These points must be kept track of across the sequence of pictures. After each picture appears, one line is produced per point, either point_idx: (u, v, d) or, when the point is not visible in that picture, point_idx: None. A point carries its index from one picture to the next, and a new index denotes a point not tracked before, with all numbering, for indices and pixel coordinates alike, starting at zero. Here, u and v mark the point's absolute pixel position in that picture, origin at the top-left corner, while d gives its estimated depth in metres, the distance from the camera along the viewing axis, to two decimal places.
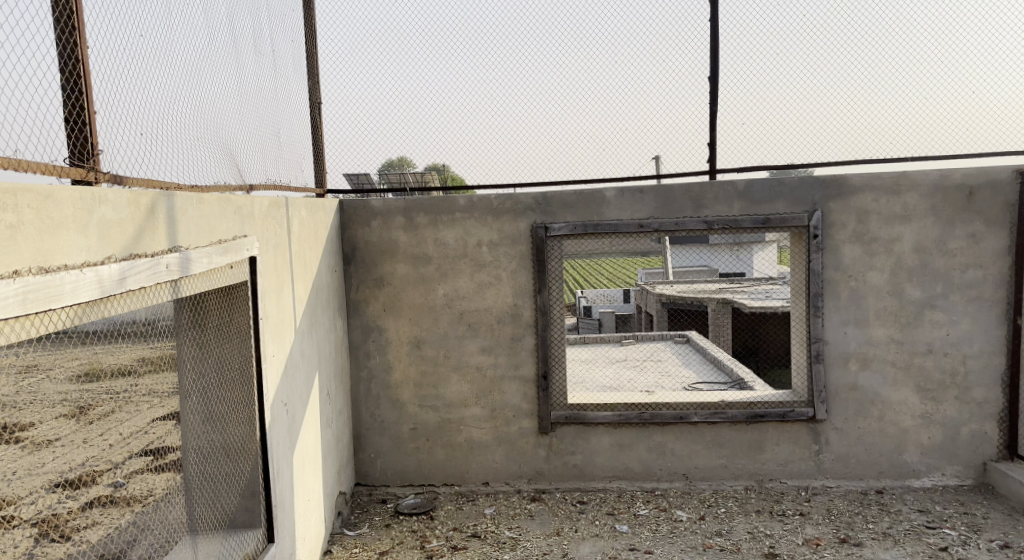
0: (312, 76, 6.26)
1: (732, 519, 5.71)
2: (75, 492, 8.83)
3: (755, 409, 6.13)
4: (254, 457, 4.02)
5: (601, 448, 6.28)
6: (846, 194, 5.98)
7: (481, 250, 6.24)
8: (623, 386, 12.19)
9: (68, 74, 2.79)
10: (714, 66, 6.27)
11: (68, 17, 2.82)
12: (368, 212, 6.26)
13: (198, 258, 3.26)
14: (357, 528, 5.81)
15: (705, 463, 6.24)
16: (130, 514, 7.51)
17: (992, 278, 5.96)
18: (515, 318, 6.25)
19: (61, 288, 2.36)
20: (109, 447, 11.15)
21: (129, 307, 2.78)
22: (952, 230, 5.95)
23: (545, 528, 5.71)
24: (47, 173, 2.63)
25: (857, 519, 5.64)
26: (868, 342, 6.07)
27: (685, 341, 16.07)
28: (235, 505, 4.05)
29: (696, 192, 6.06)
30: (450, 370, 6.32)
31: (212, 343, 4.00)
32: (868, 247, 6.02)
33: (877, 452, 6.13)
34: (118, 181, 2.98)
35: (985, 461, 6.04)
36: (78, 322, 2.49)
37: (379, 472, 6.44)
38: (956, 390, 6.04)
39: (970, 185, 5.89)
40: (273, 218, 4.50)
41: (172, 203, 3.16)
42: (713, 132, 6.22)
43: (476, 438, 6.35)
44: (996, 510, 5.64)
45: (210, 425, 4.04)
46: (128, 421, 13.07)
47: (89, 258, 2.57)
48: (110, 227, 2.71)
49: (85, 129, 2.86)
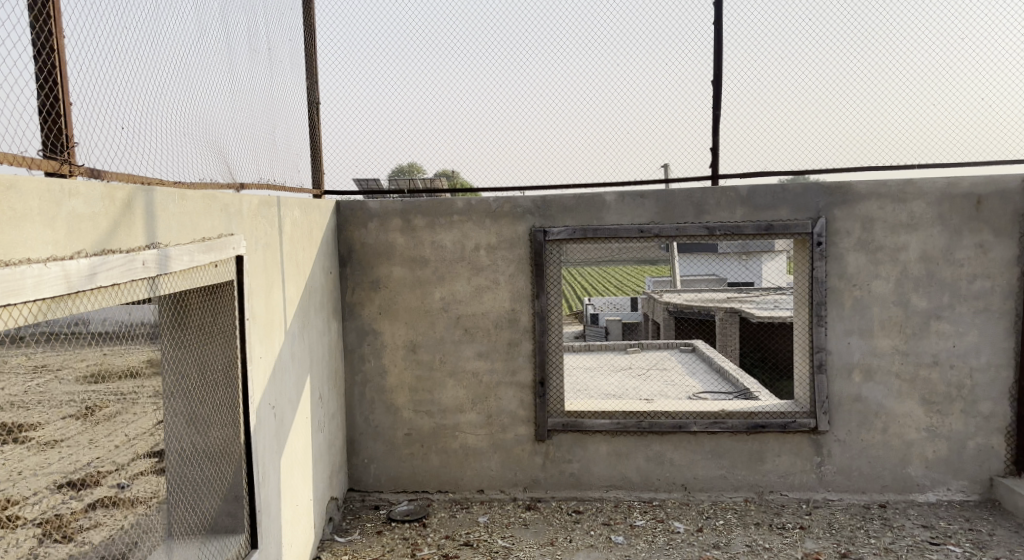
0: (311, 75, 6.19)
1: (731, 532, 5.59)
2: (80, 493, 8.79)
3: (755, 419, 6.01)
4: (236, 461, 3.92)
5: (599, 456, 6.17)
6: (850, 202, 5.87)
7: (478, 253, 6.15)
8: (628, 394, 12.12)
9: (42, 64, 2.72)
10: (718, 69, 6.18)
11: (42, 5, 2.74)
12: (366, 213, 6.19)
13: (178, 255, 3.18)
14: (348, 535, 5.71)
15: (704, 474, 6.12)
16: (133, 516, 7.45)
17: (1001, 288, 5.83)
18: (512, 323, 6.16)
19: (23, 282, 2.27)
20: (116, 448, 11.13)
21: (100, 304, 2.69)
22: (959, 240, 5.82)
23: (539, 538, 5.60)
24: (16, 164, 2.55)
25: (859, 534, 5.51)
26: (872, 353, 5.95)
27: (692, 350, 15.95)
28: (216, 510, 3.96)
29: (698, 197, 5.96)
30: (446, 375, 6.23)
31: (194, 344, 3.90)
32: (873, 256, 5.90)
33: (879, 466, 5.99)
34: (95, 175, 2.91)
35: (991, 476, 5.89)
36: (43, 318, 2.41)
37: (373, 477, 6.34)
38: (962, 403, 5.90)
39: (978, 194, 5.77)
40: (262, 217, 4.42)
41: (152, 198, 3.09)
42: (716, 137, 6.12)
43: (471, 444, 6.24)
44: (1002, 526, 5.50)
45: (191, 427, 3.95)
46: (134, 422, 13.04)
47: (56, 253, 2.49)
48: (81, 221, 2.63)
49: (60, 120, 2.78)
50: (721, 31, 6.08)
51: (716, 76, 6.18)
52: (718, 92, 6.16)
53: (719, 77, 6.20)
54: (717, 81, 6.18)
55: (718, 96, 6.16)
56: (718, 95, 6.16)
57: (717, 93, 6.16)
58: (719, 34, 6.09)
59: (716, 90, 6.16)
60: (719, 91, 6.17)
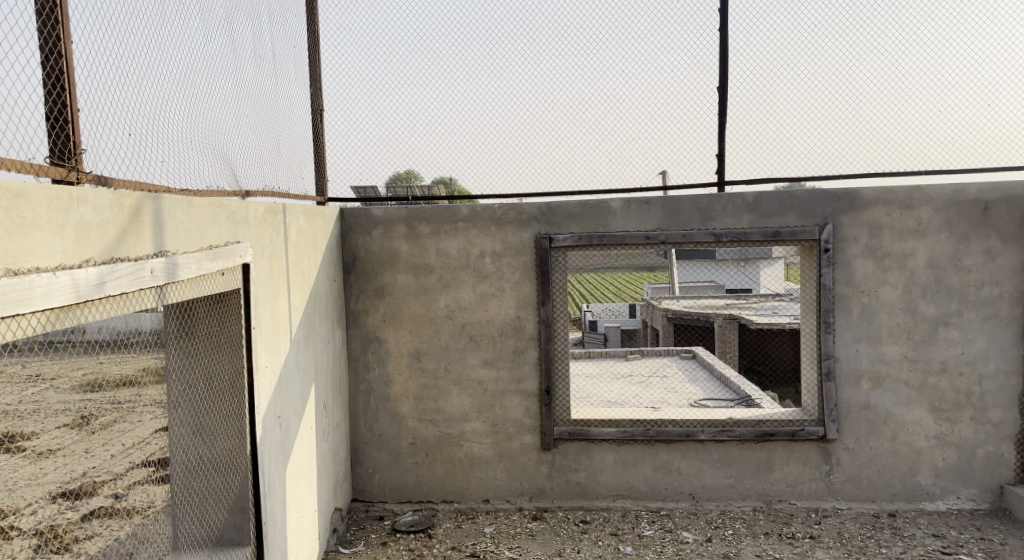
0: (314, 82, 6.15)
1: (739, 542, 5.53)
2: (76, 503, 8.67)
3: (763, 427, 5.96)
4: (242, 473, 3.86)
5: (605, 465, 6.11)
6: (858, 208, 5.84)
7: (483, 260, 6.10)
8: (628, 402, 12.07)
9: (49, 69, 2.67)
10: (724, 76, 6.16)
11: (50, 10, 2.70)
12: (370, 220, 6.14)
13: (187, 263, 3.13)
14: (353, 546, 5.64)
15: (712, 482, 6.06)
16: (130, 527, 7.36)
17: (1009, 295, 5.79)
18: (518, 330, 6.11)
19: (32, 292, 2.21)
20: (111, 458, 11.01)
21: (107, 313, 2.63)
22: (967, 246, 5.79)
23: (546, 549, 5.53)
24: (23, 171, 2.50)
25: (870, 543, 5.46)
26: (880, 360, 5.90)
27: (691, 357, 15.89)
28: (222, 522, 3.91)
29: (705, 204, 5.92)
30: (450, 384, 6.17)
31: (201, 352, 3.84)
32: (881, 262, 5.86)
33: (889, 474, 5.94)
34: (103, 182, 2.86)
35: (1001, 485, 5.84)
36: (51, 328, 2.35)
37: (377, 487, 6.28)
38: (971, 411, 5.86)
39: (986, 200, 5.74)
40: (268, 224, 4.37)
41: (160, 205, 3.04)
42: (722, 143, 6.09)
43: (476, 453, 6.18)
44: (1014, 535, 5.44)
45: (198, 438, 3.89)
46: (130, 432, 12.92)
47: (65, 262, 2.44)
48: (89, 229, 2.57)
49: (67, 127, 2.73)
50: (726, 37, 6.06)
51: (722, 82, 6.15)
52: (723, 99, 6.13)
53: (724, 84, 6.17)
54: (723, 88, 6.16)
55: (724, 103, 6.14)
56: (724, 101, 6.13)
57: (722, 99, 6.13)
58: (724, 40, 6.06)
59: (721, 97, 6.13)
60: (724, 97, 6.14)
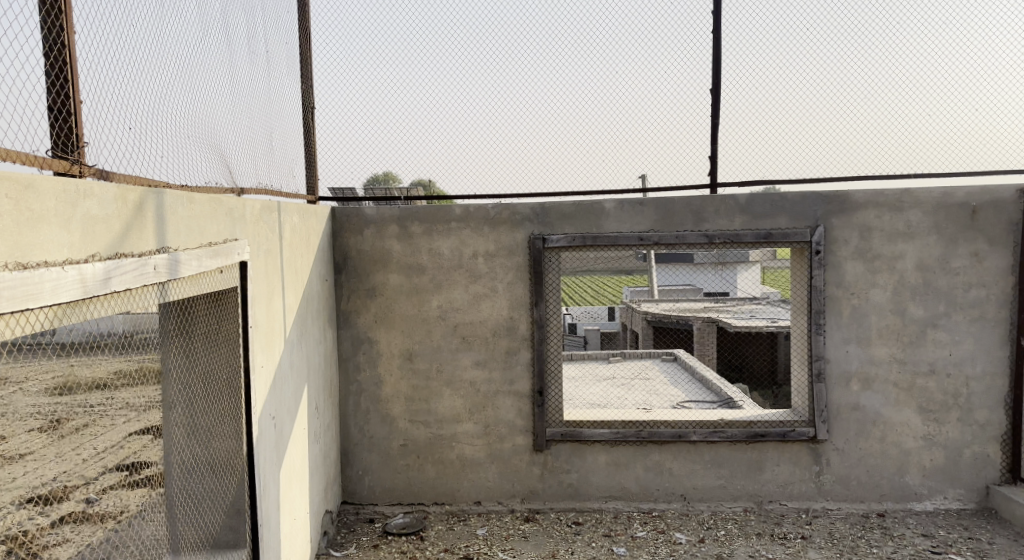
0: (306, 79, 6.08)
1: (732, 542, 5.54)
2: (47, 509, 8.48)
3: (755, 428, 5.99)
4: (239, 475, 3.79)
5: (597, 466, 6.10)
6: (849, 211, 5.89)
7: (476, 260, 6.07)
8: (611, 404, 12.08)
9: (53, 59, 2.61)
10: (716, 78, 6.18)
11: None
12: (362, 219, 6.09)
13: (189, 259, 3.06)
14: (345, 549, 5.59)
15: (704, 483, 6.07)
16: (103, 532, 7.22)
17: (995, 297, 5.87)
18: (511, 331, 6.08)
19: (40, 285, 2.15)
20: (81, 462, 10.77)
21: (111, 309, 2.57)
22: (955, 249, 5.86)
23: (540, 550, 5.50)
24: (28, 163, 2.44)
25: (861, 543, 5.49)
26: (870, 362, 5.95)
27: (673, 359, 15.97)
28: (219, 525, 3.84)
29: (697, 205, 5.94)
30: (442, 385, 6.13)
31: (200, 351, 3.79)
32: (871, 264, 5.91)
33: (878, 474, 5.99)
34: (105, 176, 2.79)
35: (987, 485, 5.91)
36: (58, 323, 2.29)
37: (367, 489, 6.22)
38: (958, 411, 5.93)
39: (973, 204, 5.81)
40: (264, 222, 4.30)
41: (162, 200, 2.98)
42: (714, 144, 6.11)
43: (468, 455, 6.14)
44: (1001, 534, 5.51)
45: (194, 439, 3.85)
46: (101, 436, 12.66)
47: (72, 256, 2.38)
48: (95, 223, 2.52)
49: (70, 118, 2.67)
50: (719, 40, 6.08)
51: (715, 85, 6.18)
52: (716, 101, 6.15)
53: (717, 86, 6.20)
54: (716, 90, 6.18)
55: (716, 105, 6.16)
56: (716, 103, 6.15)
57: (715, 101, 6.15)
58: (717, 42, 6.08)
59: (715, 99, 6.15)
60: (717, 100, 6.16)
